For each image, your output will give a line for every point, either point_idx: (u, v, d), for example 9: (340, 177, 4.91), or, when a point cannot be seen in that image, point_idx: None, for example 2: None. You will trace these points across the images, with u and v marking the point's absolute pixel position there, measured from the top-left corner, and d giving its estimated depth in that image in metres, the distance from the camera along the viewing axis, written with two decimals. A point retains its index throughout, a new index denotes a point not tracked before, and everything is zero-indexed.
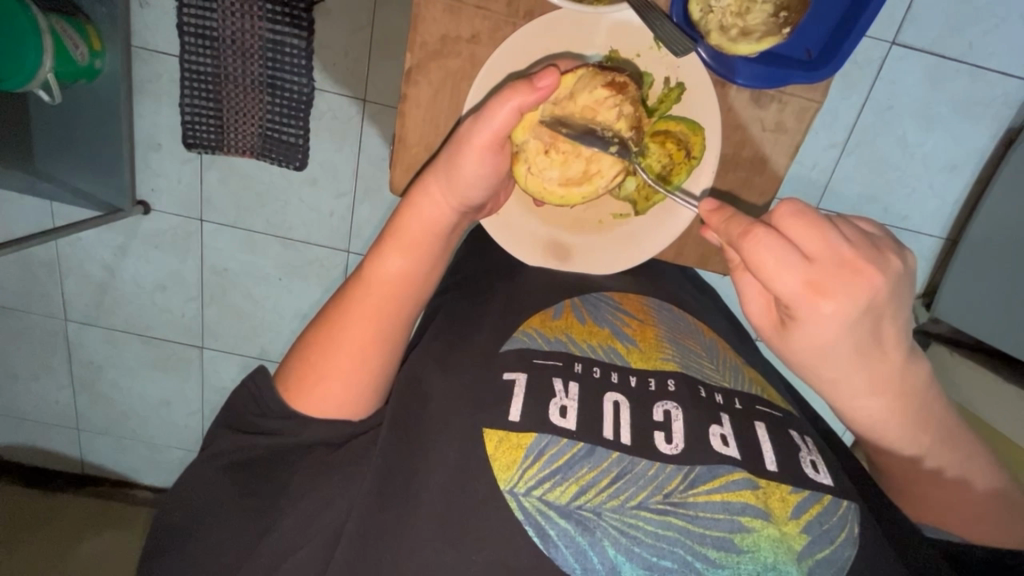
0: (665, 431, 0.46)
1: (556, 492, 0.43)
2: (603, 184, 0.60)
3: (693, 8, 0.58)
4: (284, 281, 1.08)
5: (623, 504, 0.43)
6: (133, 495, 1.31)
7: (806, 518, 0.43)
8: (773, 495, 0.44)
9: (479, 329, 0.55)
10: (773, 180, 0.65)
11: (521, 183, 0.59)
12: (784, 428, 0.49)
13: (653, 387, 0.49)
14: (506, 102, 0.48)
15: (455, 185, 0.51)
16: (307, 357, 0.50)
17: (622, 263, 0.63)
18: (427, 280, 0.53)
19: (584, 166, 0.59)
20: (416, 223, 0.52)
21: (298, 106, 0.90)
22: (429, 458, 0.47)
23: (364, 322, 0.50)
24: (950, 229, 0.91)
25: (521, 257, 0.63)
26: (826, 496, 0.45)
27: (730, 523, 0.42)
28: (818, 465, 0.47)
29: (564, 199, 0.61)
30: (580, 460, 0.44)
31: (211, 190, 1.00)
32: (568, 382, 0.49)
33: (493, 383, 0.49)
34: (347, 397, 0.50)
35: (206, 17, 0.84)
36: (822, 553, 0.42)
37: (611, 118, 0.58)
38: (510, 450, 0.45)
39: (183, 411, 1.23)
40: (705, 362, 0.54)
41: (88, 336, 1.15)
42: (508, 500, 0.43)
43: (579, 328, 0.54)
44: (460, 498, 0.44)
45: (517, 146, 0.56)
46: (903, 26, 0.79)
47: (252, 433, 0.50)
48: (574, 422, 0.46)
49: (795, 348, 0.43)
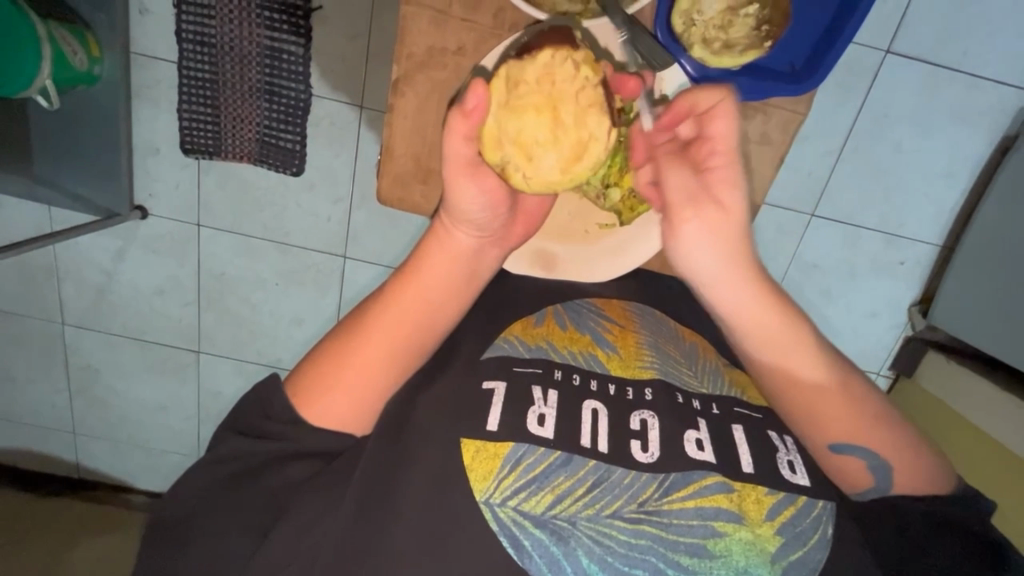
0: (642, 439, 0.50)
1: (531, 502, 0.47)
2: (602, 150, 0.54)
3: (676, 21, 0.58)
4: (280, 286, 1.08)
5: (598, 513, 0.47)
6: (129, 501, 1.32)
7: (780, 520, 0.48)
8: (748, 497, 0.48)
9: (465, 337, 0.57)
10: (763, 190, 0.63)
11: (524, 190, 0.53)
12: (763, 429, 0.54)
13: (631, 396, 0.53)
14: (451, 138, 0.46)
15: (468, 221, 0.50)
16: (318, 368, 0.48)
17: (611, 271, 0.64)
18: (439, 329, 0.52)
19: (576, 135, 0.52)
20: (439, 253, 0.51)
21: (295, 112, 0.90)
22: (411, 470, 0.50)
23: (377, 341, 0.49)
24: (946, 236, 0.91)
25: (508, 265, 0.63)
26: (801, 497, 0.49)
27: (703, 528, 0.47)
28: (795, 465, 0.52)
29: (570, 181, 0.54)
30: (556, 470, 0.48)
31: (208, 195, 1.00)
32: (547, 390, 0.53)
33: (473, 393, 0.52)
34: (349, 411, 0.49)
35: (205, 24, 0.85)
36: (795, 554, 0.47)
37: (539, 72, 0.52)
38: (487, 460, 0.48)
39: (179, 415, 1.23)
40: (683, 369, 0.57)
41: (86, 340, 1.16)
42: (484, 511, 0.47)
43: (560, 335, 0.57)
44: (442, 508, 0.47)
45: (497, 165, 0.52)
46: (898, 35, 0.80)
47: (253, 437, 0.48)
48: (552, 430, 0.50)
49: (731, 210, 0.50)
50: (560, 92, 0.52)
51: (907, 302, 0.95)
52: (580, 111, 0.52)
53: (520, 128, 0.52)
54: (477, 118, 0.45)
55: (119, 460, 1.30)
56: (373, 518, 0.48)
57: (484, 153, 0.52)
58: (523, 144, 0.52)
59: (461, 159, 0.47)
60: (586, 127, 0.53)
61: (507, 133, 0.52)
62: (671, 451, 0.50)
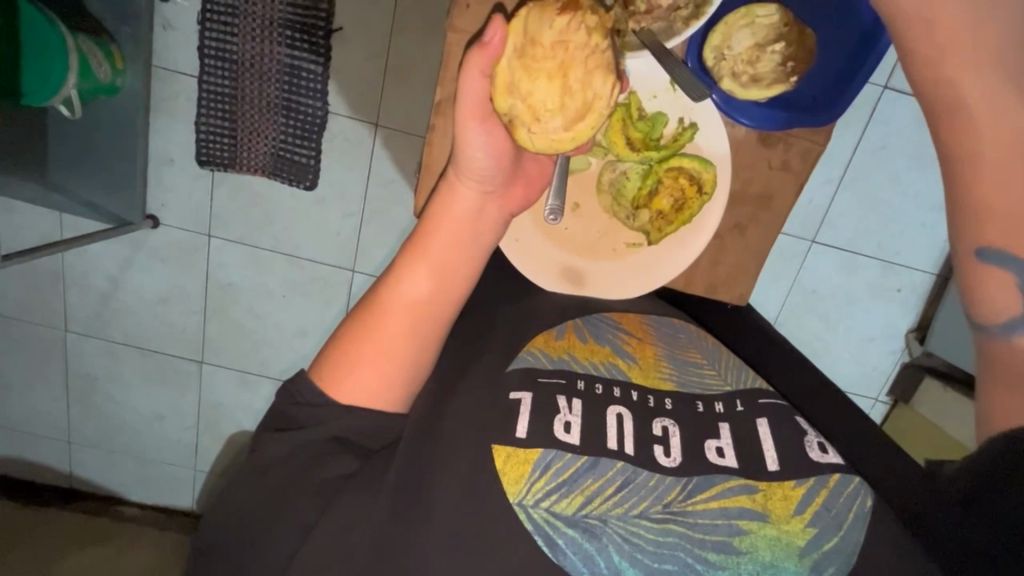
0: (664, 445, 0.52)
1: (562, 503, 0.48)
2: (605, 108, 0.54)
3: (708, 55, 0.61)
4: (287, 298, 1.09)
5: (627, 512, 0.48)
6: (122, 512, 1.30)
7: (811, 511, 0.48)
8: (774, 495, 0.49)
9: (480, 354, 0.59)
10: (779, 215, 0.65)
11: (528, 147, 0.53)
12: (789, 415, 0.55)
13: (652, 404, 0.55)
14: (470, 73, 0.50)
15: (477, 177, 0.52)
16: (342, 354, 0.50)
17: (637, 287, 0.65)
18: (457, 302, 0.53)
19: (581, 96, 0.53)
20: (449, 219, 0.52)
21: (310, 129, 0.93)
22: (441, 468, 0.51)
23: (399, 316, 0.50)
24: (941, 265, 0.93)
25: (538, 279, 0.64)
26: (834, 475, 0.51)
27: (728, 526, 0.48)
28: (826, 447, 0.53)
29: (576, 140, 0.55)
30: (586, 472, 0.49)
31: (221, 206, 1.01)
32: (571, 398, 0.54)
33: (501, 403, 0.54)
34: (377, 387, 0.50)
35: (227, 42, 0.87)
36: (828, 543, 0.47)
37: (555, 37, 0.52)
38: (518, 464, 0.50)
39: (177, 425, 1.22)
40: (705, 373, 0.58)
41: (87, 348, 1.15)
42: (518, 512, 0.48)
43: (580, 347, 0.58)
44: (475, 511, 0.49)
45: (504, 115, 0.51)
46: (895, 71, 0.83)
47: (286, 429, 0.49)
48: (578, 437, 0.51)
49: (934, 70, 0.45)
50: (572, 58, 0.52)
51: (904, 328, 0.98)
52: (589, 72, 0.53)
53: (531, 90, 0.52)
54: (492, 51, 0.50)
55: (111, 470, 1.28)
56: (405, 519, 0.49)
57: (493, 99, 0.50)
58: (532, 105, 0.52)
59: (475, 97, 0.50)
60: (591, 87, 0.53)
61: (519, 84, 0.51)
62: (692, 463, 0.51)
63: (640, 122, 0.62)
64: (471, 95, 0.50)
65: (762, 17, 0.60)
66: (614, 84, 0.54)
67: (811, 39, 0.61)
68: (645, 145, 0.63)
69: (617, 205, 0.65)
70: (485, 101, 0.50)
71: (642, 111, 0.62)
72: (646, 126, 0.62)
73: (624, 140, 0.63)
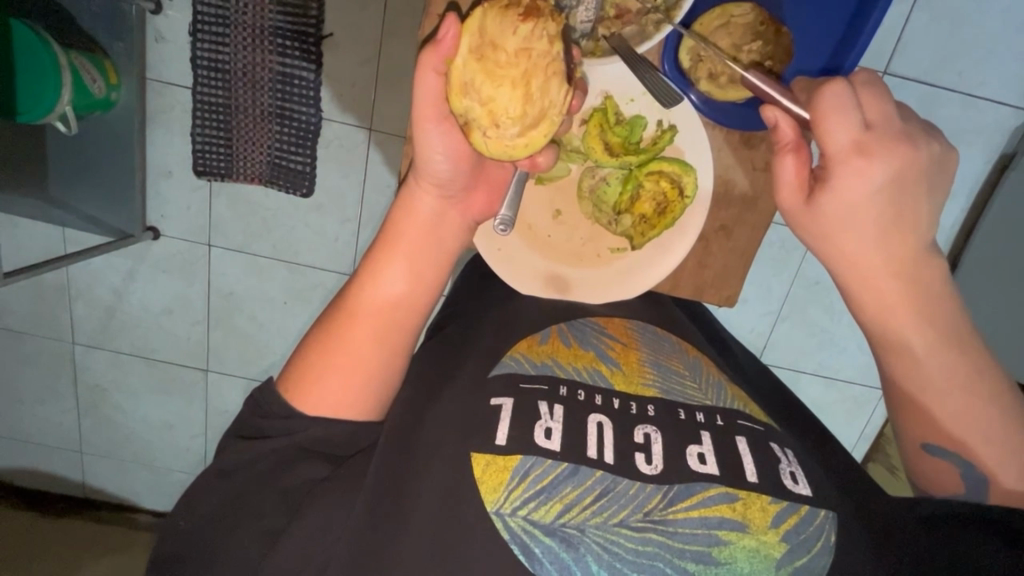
0: (645, 452, 0.51)
1: (540, 511, 0.47)
2: (558, 116, 0.54)
3: (683, 57, 0.62)
4: (289, 305, 1.09)
5: (606, 521, 0.47)
6: (135, 520, 1.32)
7: (785, 527, 0.47)
8: (753, 505, 0.48)
9: (468, 357, 0.60)
10: (766, 215, 0.68)
11: (482, 150, 0.52)
12: (764, 440, 0.54)
13: (634, 411, 0.54)
14: (422, 70, 0.49)
15: (435, 180, 0.52)
16: (309, 360, 0.52)
17: (619, 294, 0.67)
18: (426, 307, 0.54)
19: (539, 104, 0.53)
20: (412, 227, 0.53)
21: (304, 136, 0.93)
22: (417, 481, 0.50)
23: (370, 329, 0.51)
24: (947, 252, 0.91)
25: (521, 287, 0.67)
26: (803, 506, 0.48)
27: (708, 537, 0.47)
28: (798, 476, 0.51)
29: (527, 147, 0.54)
30: (564, 480, 0.48)
31: (220, 217, 1.02)
32: (553, 405, 0.53)
33: (482, 409, 0.53)
34: (344, 398, 0.51)
35: (218, 52, 0.87)
36: (799, 561, 0.46)
37: (518, 44, 0.51)
38: (496, 473, 0.49)
39: (187, 434, 1.24)
40: (687, 384, 0.58)
41: (95, 359, 1.17)
42: (494, 521, 0.47)
43: (564, 352, 0.58)
44: (454, 526, 0.47)
45: (460, 117, 0.51)
46: (894, 57, 0.81)
47: (257, 438, 0.51)
48: (559, 443, 0.51)
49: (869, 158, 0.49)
50: (534, 66, 0.52)
51: None
52: (548, 78, 0.52)
53: (492, 95, 0.51)
54: (445, 48, 0.49)
55: (124, 479, 1.30)
56: (382, 529, 0.48)
57: (447, 99, 0.50)
58: (491, 109, 0.51)
59: (433, 90, 0.50)
60: (548, 95, 0.53)
61: (479, 89, 0.51)
62: (674, 468, 0.50)
63: (617, 127, 0.65)
64: (425, 94, 0.50)
65: (737, 17, 0.62)
66: (569, 93, 0.54)
67: (787, 37, 0.63)
68: (626, 146, 0.65)
69: (598, 210, 0.67)
70: (441, 98, 0.50)
71: (620, 115, 0.64)
72: (624, 128, 0.65)
73: (603, 144, 0.65)
